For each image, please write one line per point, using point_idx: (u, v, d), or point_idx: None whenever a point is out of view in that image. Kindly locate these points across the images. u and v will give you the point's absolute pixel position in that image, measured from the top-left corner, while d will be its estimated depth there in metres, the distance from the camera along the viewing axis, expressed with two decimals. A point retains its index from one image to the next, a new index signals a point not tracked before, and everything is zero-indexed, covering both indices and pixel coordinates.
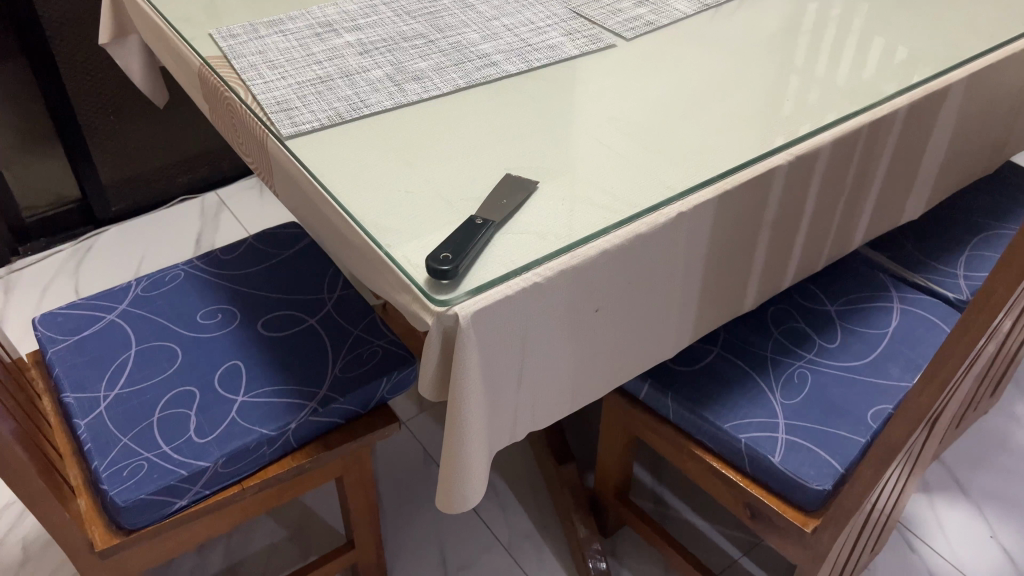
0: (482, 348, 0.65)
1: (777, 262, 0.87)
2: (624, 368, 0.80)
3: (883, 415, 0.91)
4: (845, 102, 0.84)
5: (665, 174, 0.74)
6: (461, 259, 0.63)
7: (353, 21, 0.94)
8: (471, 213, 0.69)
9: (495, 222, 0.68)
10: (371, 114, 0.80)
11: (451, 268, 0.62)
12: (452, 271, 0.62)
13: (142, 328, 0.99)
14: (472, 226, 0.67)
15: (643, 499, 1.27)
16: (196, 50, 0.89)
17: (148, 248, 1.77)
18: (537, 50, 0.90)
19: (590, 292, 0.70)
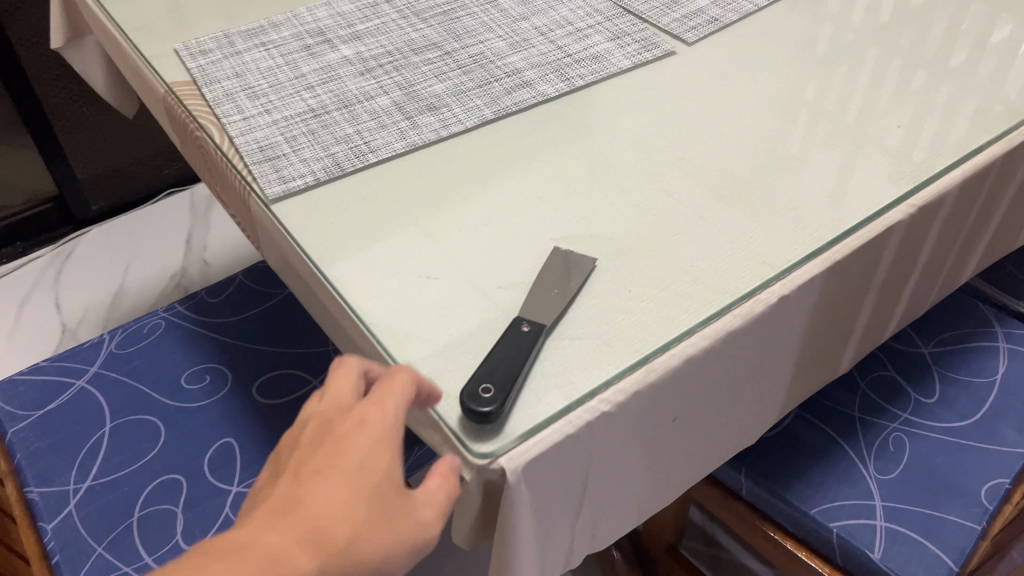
0: (536, 496, 0.50)
1: (879, 321, 0.71)
2: (701, 468, 0.65)
3: (1001, 492, 0.76)
4: (971, 127, 0.67)
5: (757, 240, 0.58)
6: (507, 393, 0.47)
7: (351, 28, 0.77)
8: (515, 312, 0.53)
9: (546, 327, 0.51)
10: (378, 160, 0.64)
11: (495, 410, 0.46)
12: (494, 410, 0.47)
13: (118, 397, 0.85)
14: (519, 333, 0.51)
15: (693, 541, 1.16)
16: (159, 74, 0.73)
17: (136, 251, 1.62)
18: (578, 62, 0.73)
19: (668, 404, 0.55)
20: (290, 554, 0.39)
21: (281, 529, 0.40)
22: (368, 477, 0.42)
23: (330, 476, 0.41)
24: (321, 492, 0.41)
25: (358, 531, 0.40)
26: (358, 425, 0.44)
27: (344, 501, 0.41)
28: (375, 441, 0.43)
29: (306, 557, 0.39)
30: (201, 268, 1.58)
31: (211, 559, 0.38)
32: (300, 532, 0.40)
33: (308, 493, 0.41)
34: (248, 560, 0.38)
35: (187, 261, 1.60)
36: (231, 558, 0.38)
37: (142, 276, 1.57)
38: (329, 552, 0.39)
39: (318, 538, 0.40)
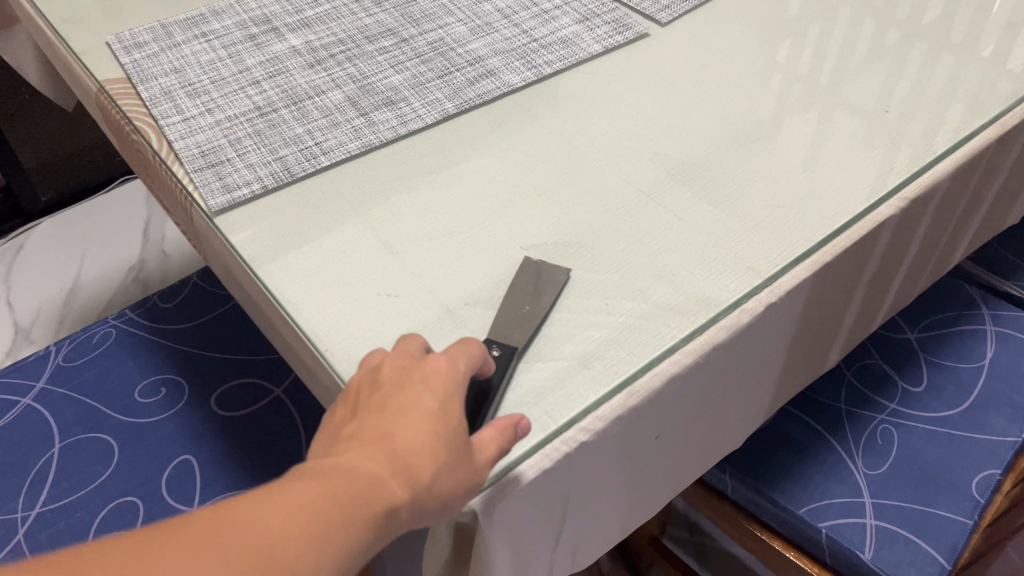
0: (510, 532, 0.46)
1: (868, 315, 0.68)
2: (686, 479, 0.62)
3: (991, 484, 0.74)
4: (962, 110, 0.63)
5: (741, 242, 0.54)
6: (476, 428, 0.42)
7: (300, 14, 0.72)
8: (481, 332, 0.48)
9: (517, 350, 0.47)
10: (330, 163, 0.59)
11: None
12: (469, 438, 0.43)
13: (67, 414, 0.80)
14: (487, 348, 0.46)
15: (677, 530, 1.13)
16: (91, 71, 0.67)
17: (90, 243, 1.59)
18: (545, 47, 0.68)
19: (651, 424, 0.51)
20: (379, 476, 0.35)
21: (372, 457, 0.36)
22: (449, 419, 0.38)
23: (414, 405, 0.38)
24: (401, 418, 0.37)
25: (444, 469, 0.37)
26: (430, 363, 0.40)
27: (435, 438, 0.37)
28: (451, 382, 0.39)
29: (399, 493, 0.35)
30: (159, 259, 1.56)
31: (296, 487, 0.34)
32: (384, 453, 0.36)
33: (397, 420, 0.37)
34: (338, 486, 0.34)
35: (145, 252, 1.58)
36: (321, 483, 0.34)
37: (97, 270, 1.54)
38: (419, 486, 0.36)
39: (410, 465, 0.36)
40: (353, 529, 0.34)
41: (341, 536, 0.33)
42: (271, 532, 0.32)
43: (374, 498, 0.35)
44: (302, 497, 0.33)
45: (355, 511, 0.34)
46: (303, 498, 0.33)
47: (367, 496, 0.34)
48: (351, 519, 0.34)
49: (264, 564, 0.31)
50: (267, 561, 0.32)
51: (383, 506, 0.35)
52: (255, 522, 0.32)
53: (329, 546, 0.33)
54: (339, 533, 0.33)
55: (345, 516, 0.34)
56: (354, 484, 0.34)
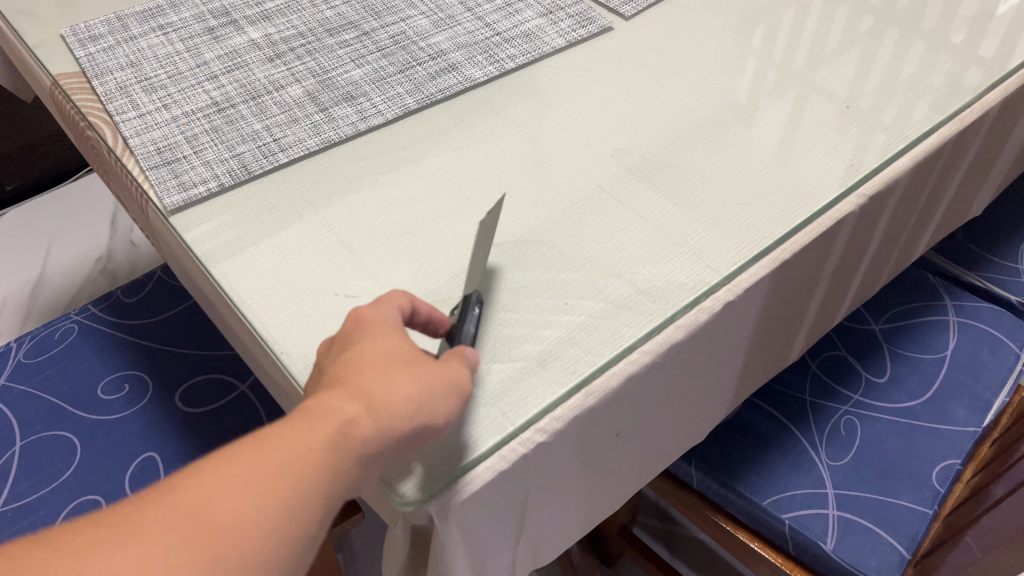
0: (467, 534, 0.46)
1: (830, 308, 0.68)
2: (649, 474, 0.62)
3: (952, 473, 0.75)
4: (923, 104, 0.63)
5: (700, 240, 0.54)
6: None
7: (259, 7, 0.72)
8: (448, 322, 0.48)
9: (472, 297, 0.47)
10: (289, 159, 0.58)
11: None
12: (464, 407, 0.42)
13: (29, 412, 0.79)
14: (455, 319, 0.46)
15: (647, 517, 1.14)
16: (45, 66, 0.66)
17: (57, 233, 1.58)
18: (508, 42, 0.68)
19: (610, 423, 0.51)
20: (335, 409, 0.36)
21: (328, 396, 0.37)
22: (397, 352, 0.39)
23: (366, 344, 0.39)
24: (356, 357, 0.39)
25: (406, 387, 0.37)
26: (376, 308, 0.41)
27: (389, 366, 0.38)
28: (394, 323, 0.41)
29: (360, 422, 0.36)
30: (128, 250, 1.55)
31: (253, 440, 0.35)
32: (341, 390, 0.37)
33: (352, 360, 0.38)
34: (294, 430, 0.35)
35: (113, 243, 1.57)
36: (277, 431, 0.35)
37: (65, 260, 1.52)
38: (382, 408, 0.36)
39: (368, 396, 0.36)
40: (317, 465, 0.34)
41: (304, 473, 0.34)
42: (227, 480, 0.33)
43: (335, 432, 0.35)
44: (258, 448, 0.34)
45: (314, 446, 0.35)
46: (260, 450, 0.34)
47: (328, 429, 0.35)
48: (313, 456, 0.35)
49: (226, 510, 0.32)
50: (229, 506, 0.32)
51: (345, 433, 0.35)
52: (209, 476, 0.33)
53: (291, 483, 0.34)
54: (299, 471, 0.34)
55: (306, 457, 0.34)
56: (311, 422, 0.35)
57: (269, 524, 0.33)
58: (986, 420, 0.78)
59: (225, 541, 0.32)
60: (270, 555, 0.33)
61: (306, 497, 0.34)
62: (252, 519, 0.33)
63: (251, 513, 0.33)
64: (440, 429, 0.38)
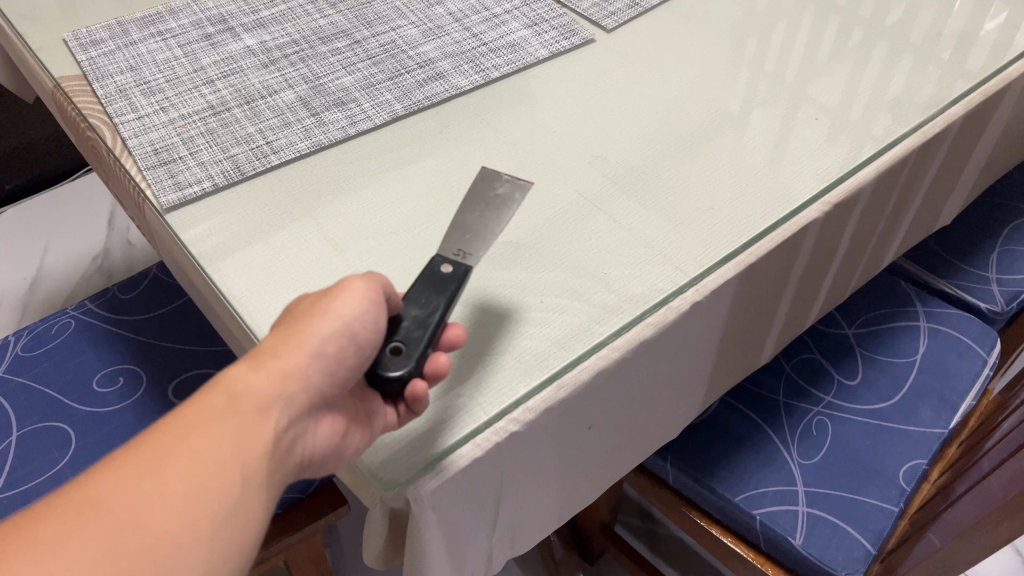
0: (444, 518, 0.49)
1: (800, 311, 0.71)
2: (623, 467, 0.65)
3: (918, 472, 0.77)
4: (889, 115, 0.66)
5: (670, 243, 0.56)
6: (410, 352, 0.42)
7: (255, 15, 0.74)
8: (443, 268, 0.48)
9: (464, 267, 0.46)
10: (280, 161, 0.61)
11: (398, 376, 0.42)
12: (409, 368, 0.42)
13: (25, 404, 0.81)
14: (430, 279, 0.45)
15: (630, 516, 1.17)
16: (48, 69, 0.69)
17: (56, 231, 1.60)
18: (494, 52, 0.71)
19: (583, 415, 0.53)
20: (228, 374, 0.39)
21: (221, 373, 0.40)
22: (293, 314, 0.42)
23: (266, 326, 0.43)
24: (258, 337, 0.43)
25: (292, 330, 0.40)
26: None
27: (273, 330, 0.41)
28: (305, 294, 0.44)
29: (252, 378, 0.38)
30: (125, 248, 1.58)
31: (154, 425, 0.37)
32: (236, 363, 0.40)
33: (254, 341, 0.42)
34: (191, 407, 0.37)
35: (110, 241, 1.59)
36: (177, 412, 0.37)
37: (63, 258, 1.55)
38: (269, 358, 0.39)
39: (256, 355, 0.40)
40: (222, 423, 0.37)
41: (213, 435, 0.36)
42: (132, 462, 0.35)
43: (229, 392, 0.38)
44: (159, 430, 0.36)
45: (214, 407, 0.37)
46: (159, 430, 0.36)
47: (225, 385, 0.38)
48: (215, 418, 0.37)
49: (141, 484, 0.34)
50: (140, 482, 0.34)
51: (242, 382, 0.38)
52: (112, 464, 0.35)
53: (198, 445, 0.36)
54: (205, 436, 0.36)
55: (208, 413, 0.37)
56: (206, 394, 0.38)
57: (188, 486, 0.35)
58: (952, 422, 0.81)
59: (150, 510, 0.33)
60: (200, 512, 0.34)
61: (219, 453, 0.36)
62: (170, 485, 0.34)
63: (167, 479, 0.34)
64: (352, 343, 0.41)
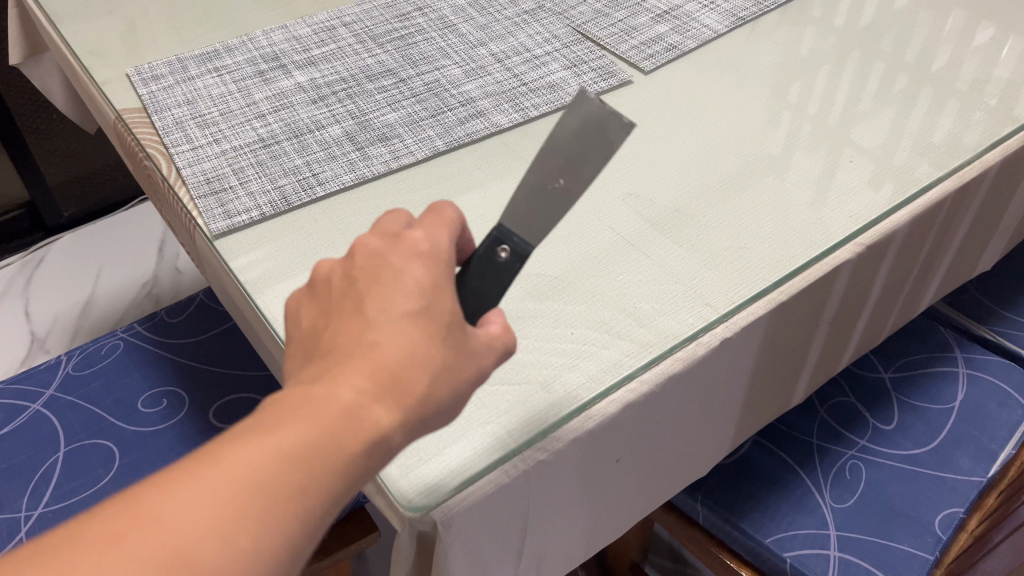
0: (469, 544, 0.50)
1: (833, 351, 0.71)
2: (650, 501, 0.65)
3: (954, 521, 0.76)
4: (924, 159, 0.67)
5: (701, 279, 0.57)
6: None
7: (306, 53, 0.78)
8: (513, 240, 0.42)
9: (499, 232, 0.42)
10: (325, 193, 0.63)
11: None
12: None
13: (73, 421, 0.84)
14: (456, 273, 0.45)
15: (660, 557, 1.16)
16: (110, 101, 0.72)
17: (108, 258, 1.67)
18: (533, 91, 0.73)
19: (611, 447, 0.54)
20: (349, 401, 0.32)
21: (337, 379, 0.33)
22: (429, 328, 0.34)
23: (388, 300, 0.35)
24: (377, 318, 0.34)
25: (421, 356, 0.33)
26: (406, 245, 0.37)
27: (389, 323, 0.34)
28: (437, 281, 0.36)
29: (376, 423, 0.32)
30: (172, 275, 1.63)
31: (241, 439, 0.32)
32: (355, 375, 0.33)
33: (374, 323, 0.34)
34: (295, 428, 0.32)
35: (159, 268, 1.64)
36: (275, 431, 0.32)
37: (114, 284, 1.61)
38: (404, 399, 0.33)
39: (391, 383, 0.33)
40: (328, 466, 0.32)
41: (308, 479, 0.31)
42: (208, 489, 0.30)
43: (350, 429, 0.32)
44: (262, 455, 0.31)
45: (326, 446, 0.32)
46: (263, 455, 0.31)
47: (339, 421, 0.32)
48: (319, 460, 0.32)
49: (213, 527, 0.30)
50: (211, 521, 0.30)
51: (364, 423, 0.32)
52: (185, 487, 0.31)
53: (288, 490, 0.31)
54: (301, 477, 0.31)
55: (319, 449, 0.32)
56: (323, 417, 0.32)
57: (262, 538, 0.31)
58: (990, 471, 0.80)
59: (215, 558, 0.30)
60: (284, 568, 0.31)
61: (308, 502, 0.32)
62: (246, 533, 0.30)
63: (242, 526, 0.30)
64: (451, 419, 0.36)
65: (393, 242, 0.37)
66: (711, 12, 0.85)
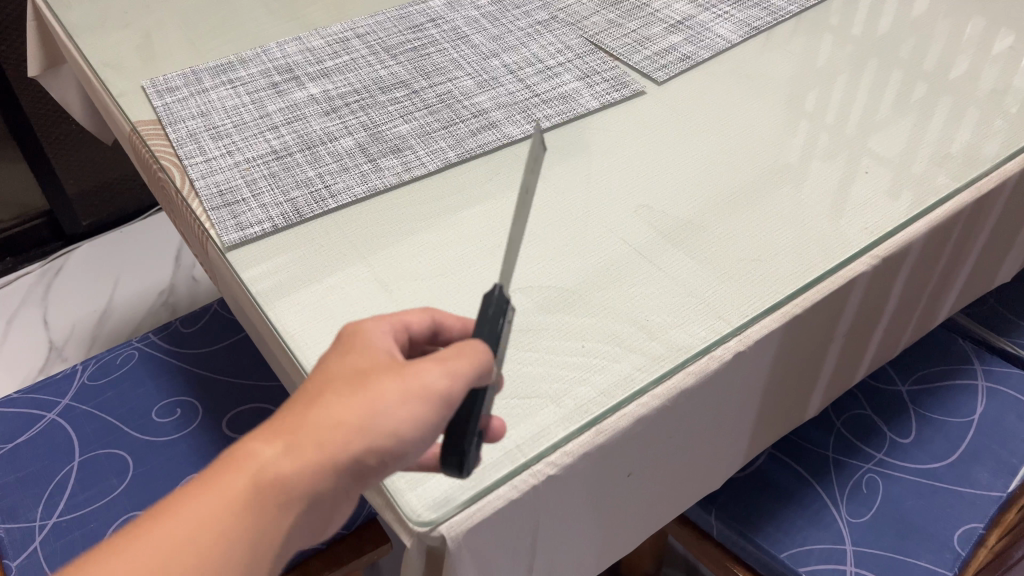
0: (478, 559, 0.49)
1: (848, 364, 0.70)
2: (662, 516, 0.64)
3: (973, 537, 0.75)
4: (941, 170, 0.66)
5: (715, 293, 0.57)
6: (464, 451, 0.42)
7: (319, 65, 0.78)
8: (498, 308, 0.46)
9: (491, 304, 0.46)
10: (337, 205, 0.63)
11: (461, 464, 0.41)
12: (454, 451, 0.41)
13: (88, 431, 0.84)
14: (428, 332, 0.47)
15: (674, 569, 1.15)
16: (126, 112, 0.73)
17: (126, 266, 1.68)
18: (546, 103, 0.73)
19: (622, 462, 0.54)
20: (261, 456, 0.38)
21: (252, 438, 0.39)
22: (342, 386, 0.39)
23: (319, 377, 0.40)
24: (307, 390, 0.40)
25: (324, 406, 0.39)
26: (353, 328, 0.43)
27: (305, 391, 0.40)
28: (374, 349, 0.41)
29: (283, 468, 0.38)
30: (189, 284, 1.64)
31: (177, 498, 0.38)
32: (267, 435, 0.39)
33: (302, 396, 0.40)
34: (212, 487, 0.38)
35: (176, 277, 1.65)
36: (201, 488, 0.38)
37: (131, 293, 1.62)
38: (308, 447, 0.38)
39: (295, 436, 0.38)
40: (231, 516, 0.37)
41: (223, 525, 0.37)
42: (143, 534, 0.36)
43: (249, 480, 0.38)
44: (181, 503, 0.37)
45: (237, 495, 0.37)
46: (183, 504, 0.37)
47: (244, 472, 0.38)
48: (233, 507, 0.37)
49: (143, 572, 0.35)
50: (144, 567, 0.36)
51: (266, 470, 0.38)
52: (128, 540, 0.36)
53: (210, 536, 0.37)
54: (220, 524, 0.37)
55: (229, 496, 0.37)
56: (234, 470, 0.38)
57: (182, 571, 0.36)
58: (1010, 486, 0.79)
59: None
60: None
61: (227, 545, 0.37)
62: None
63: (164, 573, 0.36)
64: (390, 450, 0.39)
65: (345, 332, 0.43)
66: (725, 22, 0.84)
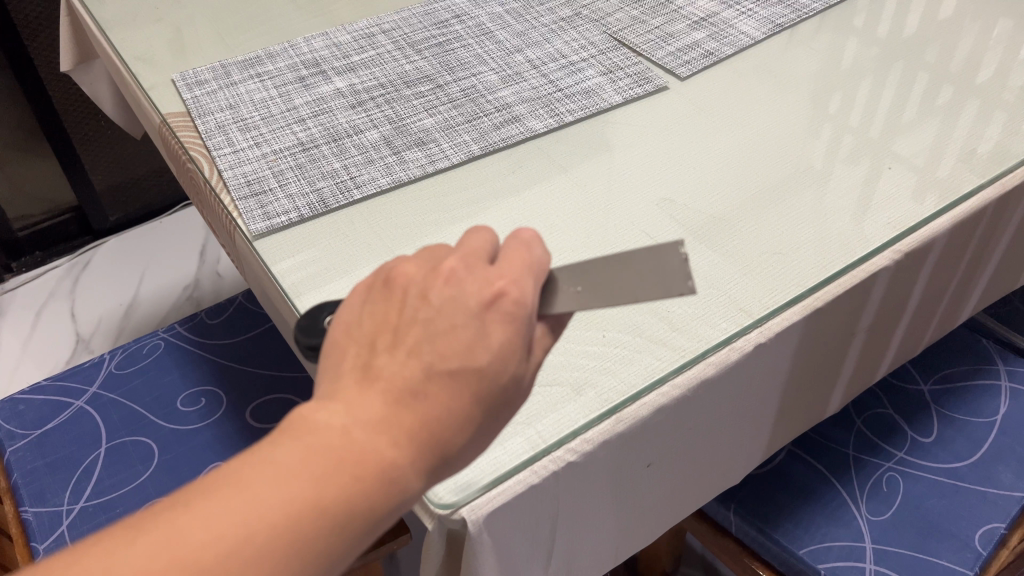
0: (498, 543, 0.50)
1: (869, 361, 0.70)
2: (680, 508, 0.65)
3: (995, 537, 0.74)
4: (964, 170, 0.66)
5: (737, 286, 0.57)
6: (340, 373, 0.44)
7: (346, 60, 0.79)
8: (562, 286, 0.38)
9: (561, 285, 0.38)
10: (363, 196, 0.64)
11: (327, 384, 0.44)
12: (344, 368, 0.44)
13: (115, 418, 0.86)
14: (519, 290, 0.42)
15: (691, 568, 1.14)
16: (155, 105, 0.74)
17: (151, 261, 1.71)
18: (568, 98, 0.74)
19: (642, 450, 0.54)
20: (380, 454, 0.33)
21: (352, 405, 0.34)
22: (470, 416, 0.34)
23: (449, 343, 0.34)
24: (441, 356, 0.34)
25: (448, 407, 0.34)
26: (491, 305, 0.34)
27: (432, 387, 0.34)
28: (502, 382, 0.34)
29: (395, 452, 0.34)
30: (213, 279, 1.66)
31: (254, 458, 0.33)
32: (383, 425, 0.34)
33: (428, 368, 0.34)
34: (307, 450, 0.33)
35: (200, 271, 1.68)
36: (284, 454, 0.33)
37: (156, 288, 1.64)
38: (430, 456, 0.34)
39: (386, 395, 0.34)
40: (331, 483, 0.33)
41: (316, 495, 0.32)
42: (225, 492, 0.32)
43: (356, 452, 0.33)
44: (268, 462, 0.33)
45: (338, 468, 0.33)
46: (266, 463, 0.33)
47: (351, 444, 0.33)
48: (319, 469, 0.33)
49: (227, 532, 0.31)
50: (232, 545, 0.31)
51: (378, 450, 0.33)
52: (201, 503, 0.32)
53: (299, 518, 0.32)
54: (312, 505, 0.32)
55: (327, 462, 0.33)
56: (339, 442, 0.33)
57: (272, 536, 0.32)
58: None
59: (221, 555, 0.31)
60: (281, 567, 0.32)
61: (325, 516, 0.32)
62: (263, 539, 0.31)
63: (245, 539, 0.31)
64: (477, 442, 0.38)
65: (481, 270, 0.36)
66: (749, 19, 0.85)
